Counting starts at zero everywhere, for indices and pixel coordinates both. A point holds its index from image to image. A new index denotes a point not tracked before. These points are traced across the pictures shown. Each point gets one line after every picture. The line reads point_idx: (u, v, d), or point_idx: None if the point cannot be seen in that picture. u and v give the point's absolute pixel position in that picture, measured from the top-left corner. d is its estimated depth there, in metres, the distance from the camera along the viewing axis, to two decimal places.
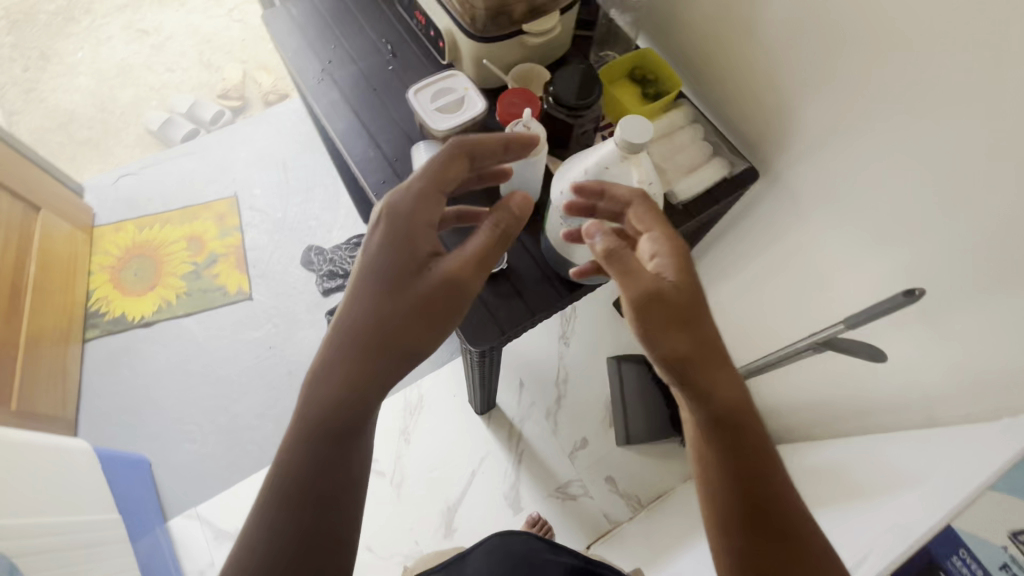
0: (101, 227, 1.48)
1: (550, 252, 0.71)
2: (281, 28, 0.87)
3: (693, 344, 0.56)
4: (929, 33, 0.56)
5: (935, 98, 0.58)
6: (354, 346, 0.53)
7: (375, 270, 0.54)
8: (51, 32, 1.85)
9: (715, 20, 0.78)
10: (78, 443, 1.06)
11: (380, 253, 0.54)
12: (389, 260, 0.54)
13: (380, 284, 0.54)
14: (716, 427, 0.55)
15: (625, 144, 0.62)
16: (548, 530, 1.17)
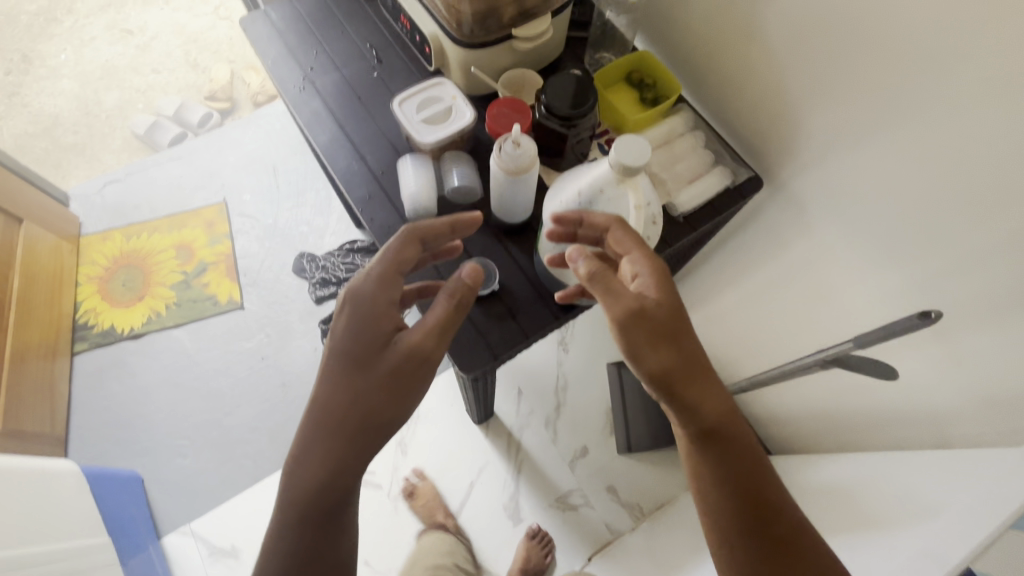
0: (88, 237, 1.44)
1: (544, 271, 0.68)
2: (260, 34, 0.83)
3: (679, 360, 0.56)
4: (945, 39, 0.52)
5: (954, 105, 0.54)
6: (330, 425, 0.54)
7: (339, 350, 0.55)
8: (33, 33, 1.78)
9: (717, 21, 0.74)
10: (67, 467, 1.05)
11: (342, 337, 0.55)
12: (354, 339, 0.55)
13: (347, 364, 0.55)
14: (705, 438, 0.57)
15: (620, 166, 0.59)
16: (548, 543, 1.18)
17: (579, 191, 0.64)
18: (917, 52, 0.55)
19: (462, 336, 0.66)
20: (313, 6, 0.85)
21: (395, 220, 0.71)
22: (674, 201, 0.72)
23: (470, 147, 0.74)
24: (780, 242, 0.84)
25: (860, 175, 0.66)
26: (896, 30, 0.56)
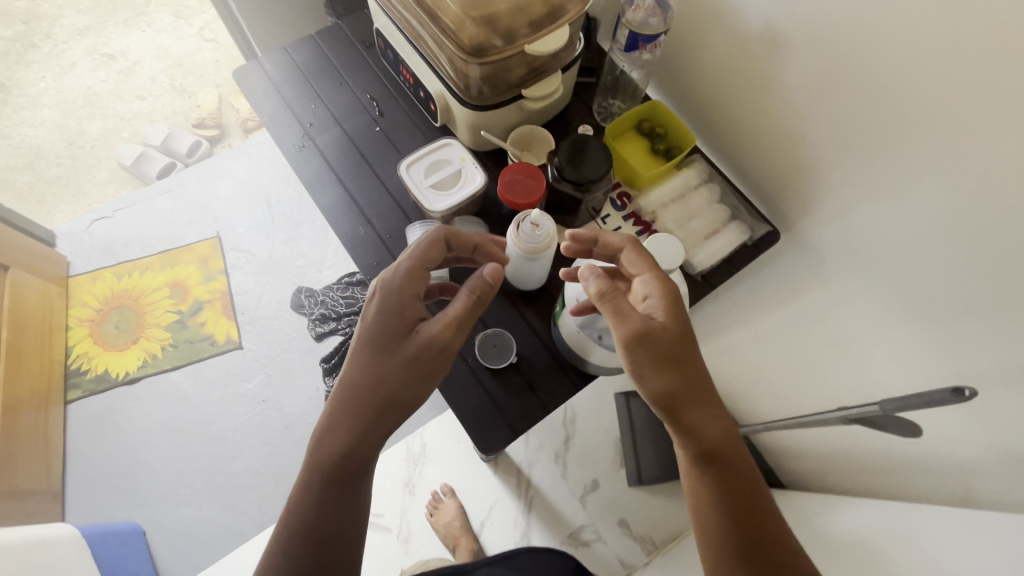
0: (78, 277, 1.41)
1: (562, 342, 0.65)
2: (256, 88, 0.80)
3: (682, 383, 0.54)
4: (978, 117, 0.50)
5: (980, 180, 0.53)
6: (352, 404, 0.53)
7: (367, 333, 0.54)
8: (10, 59, 1.68)
9: (732, 70, 0.72)
10: (64, 530, 1.04)
11: (370, 320, 0.54)
12: (382, 324, 0.54)
13: (373, 347, 0.53)
14: (706, 465, 0.54)
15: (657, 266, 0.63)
16: None
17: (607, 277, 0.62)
18: (947, 125, 0.53)
19: (479, 412, 0.64)
20: (310, 56, 0.82)
21: None
22: (694, 261, 0.71)
23: (480, 208, 0.72)
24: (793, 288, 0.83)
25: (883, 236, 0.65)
26: (926, 101, 0.54)
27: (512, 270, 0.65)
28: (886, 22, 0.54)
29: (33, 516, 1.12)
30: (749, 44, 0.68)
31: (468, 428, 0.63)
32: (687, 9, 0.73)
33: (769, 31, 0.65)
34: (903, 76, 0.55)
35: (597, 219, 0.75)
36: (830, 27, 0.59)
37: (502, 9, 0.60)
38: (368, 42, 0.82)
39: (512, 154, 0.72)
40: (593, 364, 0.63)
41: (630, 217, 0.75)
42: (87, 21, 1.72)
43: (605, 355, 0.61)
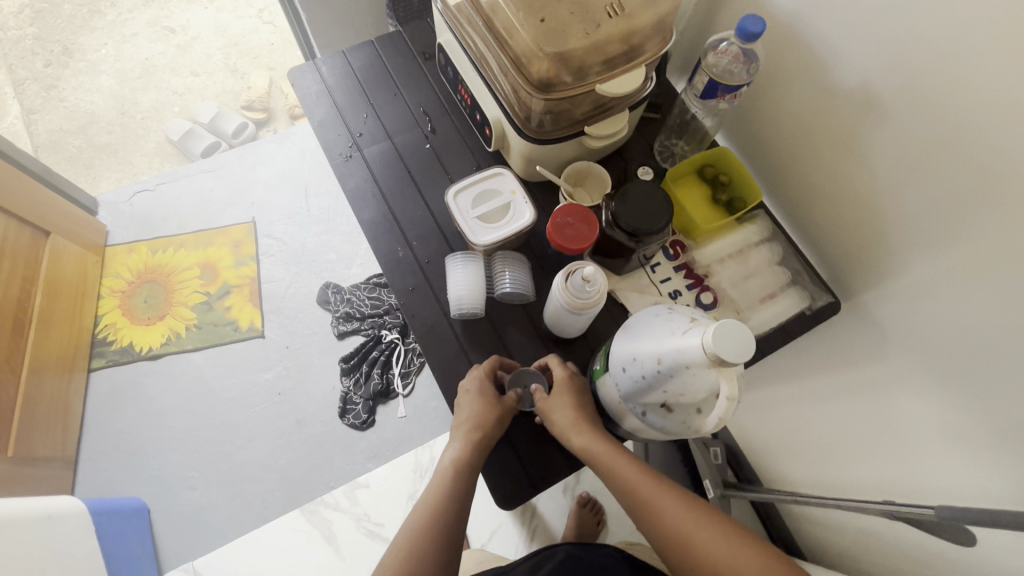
0: (114, 247, 1.42)
1: (596, 398, 0.62)
2: (309, 91, 0.78)
3: (597, 445, 0.57)
4: None
5: None
6: (462, 458, 0.58)
7: (472, 396, 0.60)
8: (76, 24, 1.70)
9: (814, 125, 0.67)
10: (72, 504, 1.06)
11: (481, 379, 0.61)
12: (483, 386, 0.61)
13: (478, 408, 0.60)
14: (636, 506, 0.54)
15: (712, 355, 0.42)
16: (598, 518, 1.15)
17: (658, 355, 0.47)
18: None
19: (501, 460, 0.62)
20: (367, 63, 0.79)
21: (439, 320, 0.66)
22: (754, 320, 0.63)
23: (524, 242, 0.69)
24: (843, 361, 0.77)
25: (956, 337, 0.58)
26: None
27: (554, 320, 0.61)
28: (995, 109, 0.47)
29: (44, 482, 1.13)
30: (838, 101, 0.62)
31: (487, 476, 0.61)
32: (774, 54, 0.68)
33: (862, 92, 0.59)
34: (1006, 173, 0.48)
35: (646, 265, 0.70)
36: (931, 101, 0.53)
37: (577, 46, 0.54)
38: (428, 54, 0.79)
39: (565, 189, 0.68)
40: (625, 429, 0.59)
41: (681, 269, 0.71)
42: None
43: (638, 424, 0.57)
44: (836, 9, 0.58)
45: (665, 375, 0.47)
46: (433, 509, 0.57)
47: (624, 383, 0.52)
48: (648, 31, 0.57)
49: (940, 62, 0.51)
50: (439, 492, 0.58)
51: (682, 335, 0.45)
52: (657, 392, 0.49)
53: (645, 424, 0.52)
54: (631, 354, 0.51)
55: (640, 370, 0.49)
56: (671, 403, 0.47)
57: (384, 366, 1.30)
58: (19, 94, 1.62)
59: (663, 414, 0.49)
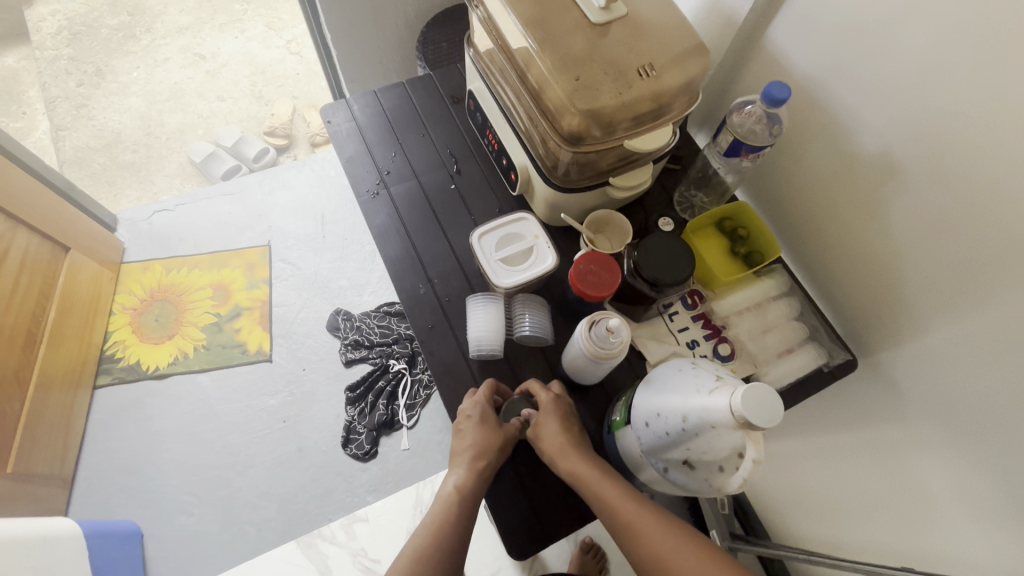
0: (129, 264, 1.44)
1: (611, 447, 0.62)
2: (340, 128, 0.80)
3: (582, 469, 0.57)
4: None
5: None
6: (464, 486, 0.59)
7: (474, 423, 0.61)
8: (110, 47, 1.76)
9: (832, 186, 0.69)
10: (68, 526, 1.05)
11: (480, 407, 0.61)
12: (484, 414, 0.61)
13: (483, 435, 0.61)
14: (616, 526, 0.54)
15: (742, 418, 0.42)
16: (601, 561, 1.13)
17: (683, 413, 0.47)
18: None
19: (514, 506, 0.61)
20: (397, 103, 0.82)
21: (457, 359, 0.66)
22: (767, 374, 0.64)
23: (545, 285, 0.70)
24: (858, 418, 0.76)
25: (975, 404, 0.58)
26: None
27: (572, 357, 0.61)
28: (1017, 184, 0.49)
29: (39, 501, 1.11)
30: (857, 165, 0.64)
31: (499, 523, 0.60)
32: (794, 116, 0.70)
33: (882, 158, 0.61)
34: None
35: (664, 313, 0.71)
36: (952, 171, 0.54)
37: (608, 103, 0.56)
38: (457, 98, 0.82)
39: (586, 236, 0.68)
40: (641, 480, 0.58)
41: (699, 318, 0.71)
42: (187, 21, 1.81)
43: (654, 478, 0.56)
44: (856, 79, 0.61)
45: (690, 433, 0.47)
46: (437, 530, 0.59)
47: (646, 438, 0.52)
48: (676, 91, 0.59)
49: (960, 137, 0.53)
50: (442, 515, 0.60)
51: (709, 394, 0.46)
52: (680, 448, 0.49)
53: (664, 480, 0.52)
54: (654, 409, 0.51)
55: (664, 426, 0.49)
56: (694, 460, 0.47)
57: (390, 397, 1.29)
58: (50, 111, 1.67)
59: (685, 471, 0.49)
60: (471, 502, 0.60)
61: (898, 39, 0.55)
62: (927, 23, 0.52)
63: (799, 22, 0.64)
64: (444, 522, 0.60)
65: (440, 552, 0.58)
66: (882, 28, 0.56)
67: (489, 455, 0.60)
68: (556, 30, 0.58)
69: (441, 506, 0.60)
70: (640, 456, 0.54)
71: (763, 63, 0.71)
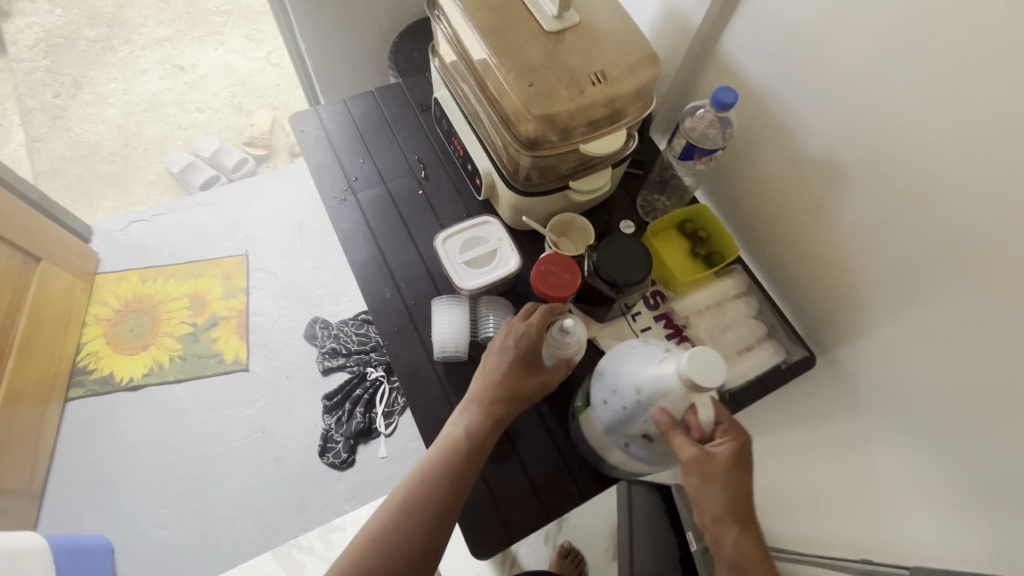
0: (104, 275, 1.43)
1: (580, 441, 0.62)
2: (309, 136, 0.81)
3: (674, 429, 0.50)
4: None
5: None
6: (479, 423, 0.56)
7: (508, 355, 0.58)
8: (88, 59, 1.75)
9: (785, 188, 0.71)
10: (36, 539, 1.01)
11: (522, 339, 0.58)
12: (520, 349, 0.58)
13: (507, 376, 0.58)
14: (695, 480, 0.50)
15: (687, 380, 0.47)
16: (581, 562, 1.13)
17: (637, 386, 0.52)
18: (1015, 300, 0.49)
19: (477, 508, 0.60)
20: (366, 112, 0.83)
21: (423, 361, 0.67)
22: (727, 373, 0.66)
23: (509, 288, 0.71)
24: (820, 413, 0.78)
25: (924, 396, 0.60)
26: (993, 269, 0.50)
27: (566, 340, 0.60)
28: (952, 181, 0.52)
29: (7, 516, 1.09)
30: (806, 167, 0.67)
31: (463, 525, 0.59)
32: (748, 122, 0.73)
33: (827, 160, 0.64)
34: (966, 240, 0.52)
35: (627, 313, 0.72)
36: (891, 169, 0.57)
37: (563, 109, 0.57)
38: (425, 105, 0.84)
39: (550, 239, 0.71)
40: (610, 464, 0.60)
41: (661, 318, 0.73)
42: (166, 33, 1.81)
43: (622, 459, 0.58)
44: (801, 84, 0.64)
45: (645, 403, 0.52)
46: (431, 472, 0.54)
47: (606, 415, 0.56)
48: (629, 97, 0.61)
49: (897, 137, 0.55)
50: (440, 459, 0.55)
51: (659, 364, 0.51)
52: (639, 422, 0.53)
53: (627, 455, 0.56)
54: (611, 387, 0.56)
55: (622, 402, 0.54)
56: (652, 432, 0.52)
57: (367, 404, 1.29)
58: (26, 122, 1.66)
59: (645, 443, 0.54)
60: (479, 446, 0.55)
61: (840, 47, 0.58)
62: (864, 31, 0.55)
63: (750, 30, 0.67)
64: (443, 470, 0.54)
65: (434, 501, 0.53)
66: (825, 36, 0.59)
67: (513, 395, 0.57)
68: (513, 38, 0.59)
69: (441, 449, 0.56)
70: (602, 435, 0.58)
71: (718, 70, 0.74)
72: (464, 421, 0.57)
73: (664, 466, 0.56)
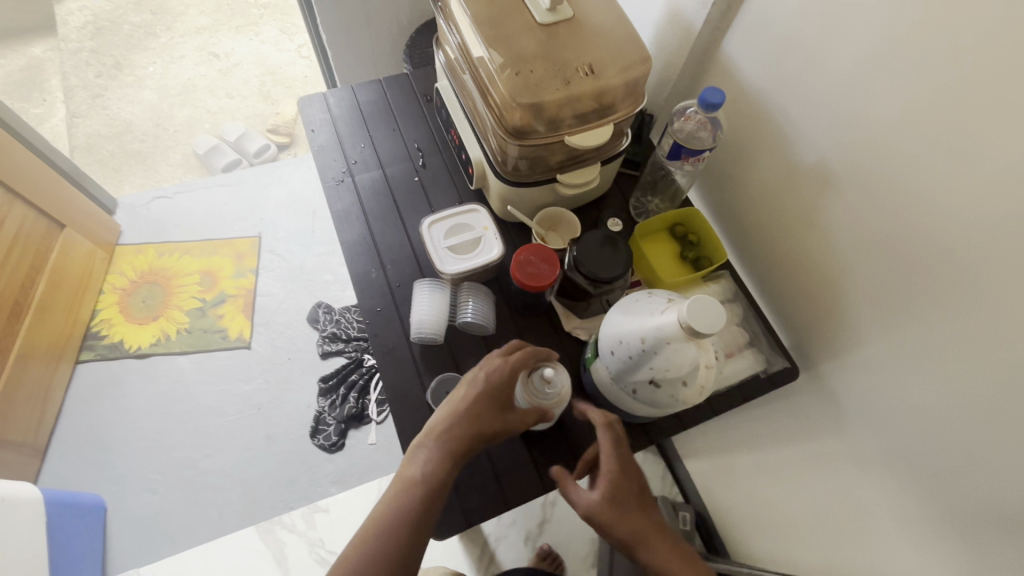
0: (124, 247, 1.49)
1: (593, 388, 0.64)
2: (315, 119, 0.84)
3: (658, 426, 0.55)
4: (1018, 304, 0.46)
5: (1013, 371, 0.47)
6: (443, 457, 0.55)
7: (480, 387, 0.58)
8: (131, 42, 1.84)
9: (777, 194, 0.71)
10: (31, 493, 1.04)
11: (498, 373, 0.58)
12: (493, 382, 0.58)
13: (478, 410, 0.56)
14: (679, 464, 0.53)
15: (689, 328, 0.48)
16: (558, 564, 1.13)
17: (641, 334, 0.52)
18: (999, 315, 0.48)
19: None
20: (372, 99, 0.85)
21: (400, 341, 0.68)
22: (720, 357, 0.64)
23: (492, 276, 0.72)
24: (803, 429, 0.76)
25: (905, 415, 0.59)
26: (978, 283, 0.49)
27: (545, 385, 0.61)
28: (939, 190, 0.51)
29: (11, 467, 1.14)
30: (799, 175, 0.66)
31: None
32: (744, 127, 0.73)
33: (819, 168, 0.63)
34: (951, 254, 0.51)
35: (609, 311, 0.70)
36: (881, 180, 0.56)
37: (551, 99, 0.58)
38: (428, 96, 0.86)
39: (537, 232, 0.71)
40: (624, 409, 0.61)
41: None
42: (205, 22, 1.88)
43: (632, 407, 0.58)
44: (796, 89, 0.63)
45: (649, 352, 0.52)
46: (389, 515, 0.52)
47: (612, 365, 0.56)
48: (620, 92, 0.61)
49: (888, 145, 0.55)
50: (400, 500, 0.53)
51: (661, 314, 0.52)
52: (644, 370, 0.54)
53: (635, 402, 0.57)
54: (616, 337, 0.55)
55: (626, 351, 0.54)
56: (658, 379, 0.52)
57: (361, 390, 1.30)
58: (68, 99, 1.74)
59: (651, 390, 0.54)
60: (441, 485, 0.54)
61: (835, 53, 0.57)
62: (857, 38, 0.54)
63: (750, 35, 0.67)
64: (402, 505, 0.52)
65: (392, 545, 0.51)
66: (820, 42, 0.58)
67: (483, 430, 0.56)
68: (508, 29, 0.61)
69: (402, 486, 0.54)
70: (609, 384, 0.58)
71: (718, 74, 0.74)
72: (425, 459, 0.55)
73: (672, 412, 0.56)
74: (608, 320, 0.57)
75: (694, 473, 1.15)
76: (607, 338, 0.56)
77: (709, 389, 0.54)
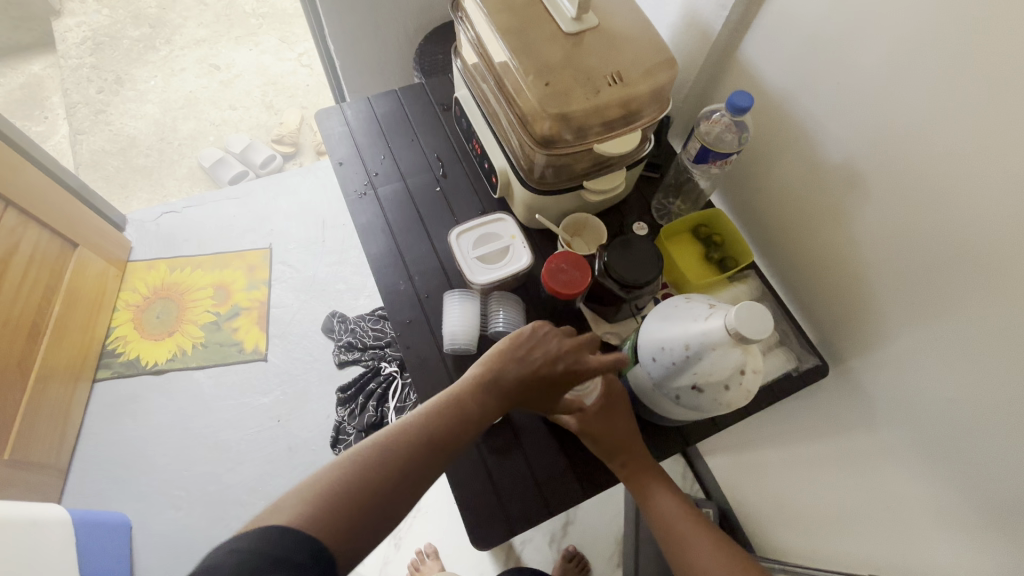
0: (136, 263, 1.48)
1: (628, 394, 0.64)
2: (333, 131, 0.84)
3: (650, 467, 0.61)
4: None
5: None
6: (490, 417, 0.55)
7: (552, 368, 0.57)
8: (131, 57, 1.83)
9: (801, 193, 0.71)
10: (58, 514, 1.06)
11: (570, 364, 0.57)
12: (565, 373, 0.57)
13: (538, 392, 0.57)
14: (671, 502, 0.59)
15: (737, 333, 0.49)
16: (585, 566, 1.14)
17: (685, 341, 0.53)
18: None
19: (479, 500, 0.61)
20: (389, 110, 0.85)
21: (432, 352, 0.68)
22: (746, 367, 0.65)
23: (520, 284, 0.72)
24: (833, 425, 0.77)
25: (940, 410, 0.59)
26: (1014, 281, 0.49)
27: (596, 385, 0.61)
28: (967, 189, 0.51)
29: (34, 488, 1.14)
30: (824, 174, 0.66)
31: (466, 520, 0.60)
32: (766, 127, 0.73)
33: (845, 167, 0.63)
34: (982, 249, 0.51)
35: (638, 315, 0.71)
36: (909, 177, 0.56)
37: (579, 108, 0.58)
38: (446, 105, 0.86)
39: (563, 238, 0.72)
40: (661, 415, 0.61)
41: None
42: (204, 34, 1.88)
43: (672, 411, 0.59)
44: (819, 90, 0.63)
45: (693, 358, 0.53)
46: (426, 445, 0.51)
47: (654, 371, 0.56)
48: (646, 98, 0.62)
49: (917, 143, 0.54)
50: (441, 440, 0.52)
51: (705, 320, 0.53)
52: (687, 375, 0.54)
53: (677, 407, 0.57)
54: (659, 343, 0.56)
55: (670, 357, 0.55)
56: (702, 384, 0.53)
57: (380, 398, 1.28)
58: (70, 116, 1.74)
59: (694, 395, 0.54)
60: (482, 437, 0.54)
61: (860, 54, 0.57)
62: (882, 39, 0.55)
63: (771, 35, 0.67)
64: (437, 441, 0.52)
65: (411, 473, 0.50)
66: (844, 42, 0.58)
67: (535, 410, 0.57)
68: (532, 38, 0.61)
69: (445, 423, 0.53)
70: (650, 390, 0.58)
71: (737, 75, 0.74)
72: (480, 408, 0.55)
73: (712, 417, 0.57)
74: (650, 324, 0.58)
75: (717, 467, 1.16)
76: (648, 343, 0.57)
77: (751, 392, 0.55)
